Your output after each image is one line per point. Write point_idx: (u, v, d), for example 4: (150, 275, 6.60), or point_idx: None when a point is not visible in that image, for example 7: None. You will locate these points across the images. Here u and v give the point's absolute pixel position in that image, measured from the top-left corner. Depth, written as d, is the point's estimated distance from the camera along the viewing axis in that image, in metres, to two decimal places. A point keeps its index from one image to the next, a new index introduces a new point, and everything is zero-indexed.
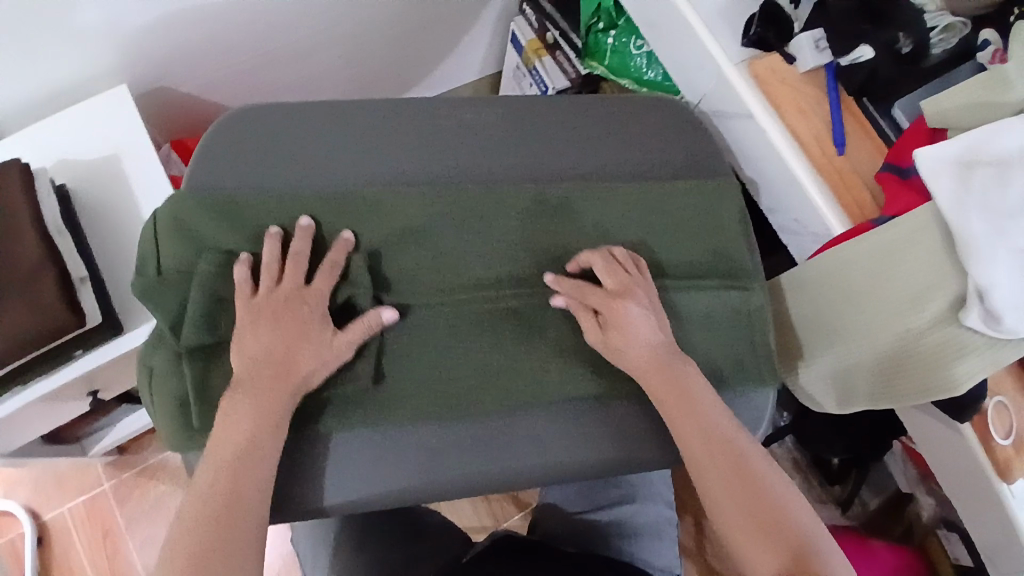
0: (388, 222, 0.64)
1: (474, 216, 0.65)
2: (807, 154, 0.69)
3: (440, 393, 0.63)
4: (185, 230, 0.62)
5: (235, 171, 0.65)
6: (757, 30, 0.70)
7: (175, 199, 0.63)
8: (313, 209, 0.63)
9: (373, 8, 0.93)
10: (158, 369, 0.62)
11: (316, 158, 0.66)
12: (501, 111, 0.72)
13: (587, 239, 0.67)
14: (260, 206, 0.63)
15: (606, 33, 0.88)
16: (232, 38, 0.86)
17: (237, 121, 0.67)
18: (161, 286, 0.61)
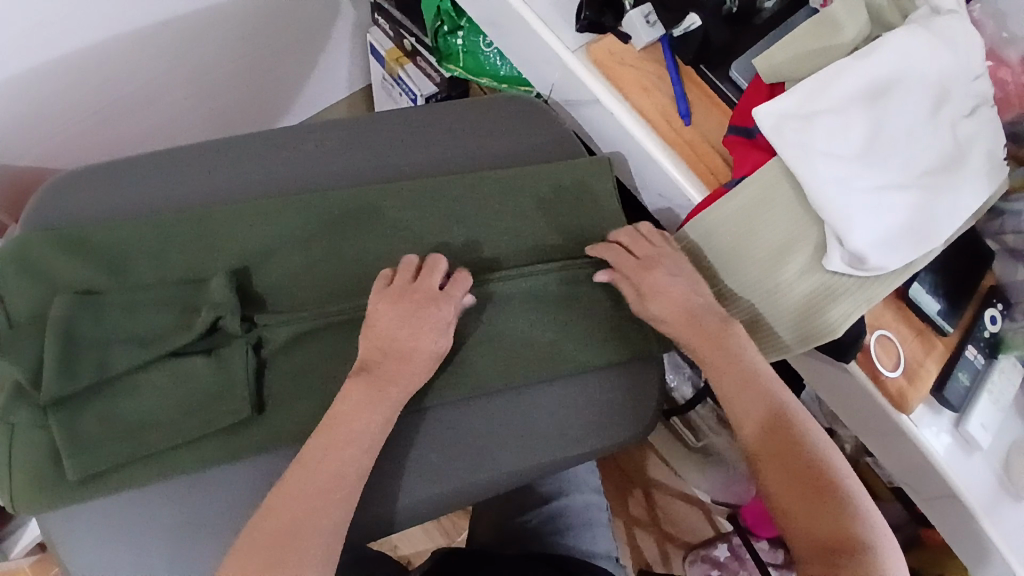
0: (251, 241, 0.61)
1: (332, 222, 0.63)
2: (656, 131, 0.69)
3: (458, 384, 0.63)
4: (34, 272, 0.58)
5: (80, 231, 0.59)
6: (587, 14, 0.68)
7: (19, 240, 0.58)
8: (171, 238, 0.60)
9: (215, 41, 0.89)
10: (14, 427, 0.54)
11: (166, 199, 0.64)
12: (348, 136, 0.70)
13: (466, 231, 0.67)
14: (112, 240, 0.59)
15: (454, 35, 0.86)
16: (64, 100, 0.81)
17: (73, 182, 0.64)
18: (13, 334, 0.55)
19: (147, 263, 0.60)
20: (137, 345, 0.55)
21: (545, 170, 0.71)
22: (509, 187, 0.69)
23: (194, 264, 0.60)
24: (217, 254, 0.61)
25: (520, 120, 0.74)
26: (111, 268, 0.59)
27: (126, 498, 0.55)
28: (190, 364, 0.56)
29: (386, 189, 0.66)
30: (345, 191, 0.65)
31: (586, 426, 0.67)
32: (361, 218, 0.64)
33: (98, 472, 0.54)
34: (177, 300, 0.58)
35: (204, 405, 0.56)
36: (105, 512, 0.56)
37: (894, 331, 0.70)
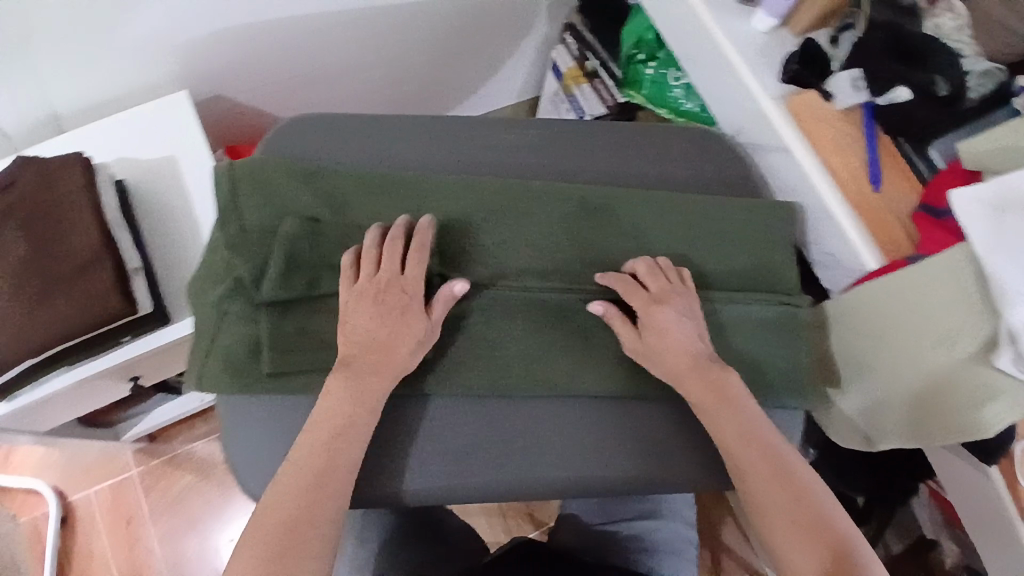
0: (454, 206, 0.66)
1: (526, 203, 0.67)
2: (843, 191, 0.70)
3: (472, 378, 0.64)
4: (267, 189, 0.65)
5: (312, 164, 0.67)
6: (795, 67, 0.71)
7: (262, 159, 0.66)
8: (388, 188, 0.66)
9: (416, 33, 0.98)
10: (224, 318, 0.62)
11: (380, 150, 0.69)
12: (541, 130, 0.73)
13: (641, 244, 0.68)
14: (341, 177, 0.66)
15: (647, 64, 0.89)
16: (285, 54, 0.91)
17: (304, 120, 0.70)
18: (245, 240, 0.63)
19: (360, 204, 0.65)
20: (344, 274, 0.62)
21: (728, 206, 0.69)
22: (639, 206, 0.68)
23: (396, 213, 0.66)
24: (422, 211, 0.66)
25: (705, 151, 0.74)
26: (328, 201, 0.65)
27: (298, 400, 0.62)
28: None
29: (573, 187, 0.68)
30: (535, 183, 0.69)
31: (711, 454, 0.67)
32: (548, 207, 0.67)
33: (285, 372, 0.61)
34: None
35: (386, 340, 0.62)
36: (277, 409, 0.62)
37: None
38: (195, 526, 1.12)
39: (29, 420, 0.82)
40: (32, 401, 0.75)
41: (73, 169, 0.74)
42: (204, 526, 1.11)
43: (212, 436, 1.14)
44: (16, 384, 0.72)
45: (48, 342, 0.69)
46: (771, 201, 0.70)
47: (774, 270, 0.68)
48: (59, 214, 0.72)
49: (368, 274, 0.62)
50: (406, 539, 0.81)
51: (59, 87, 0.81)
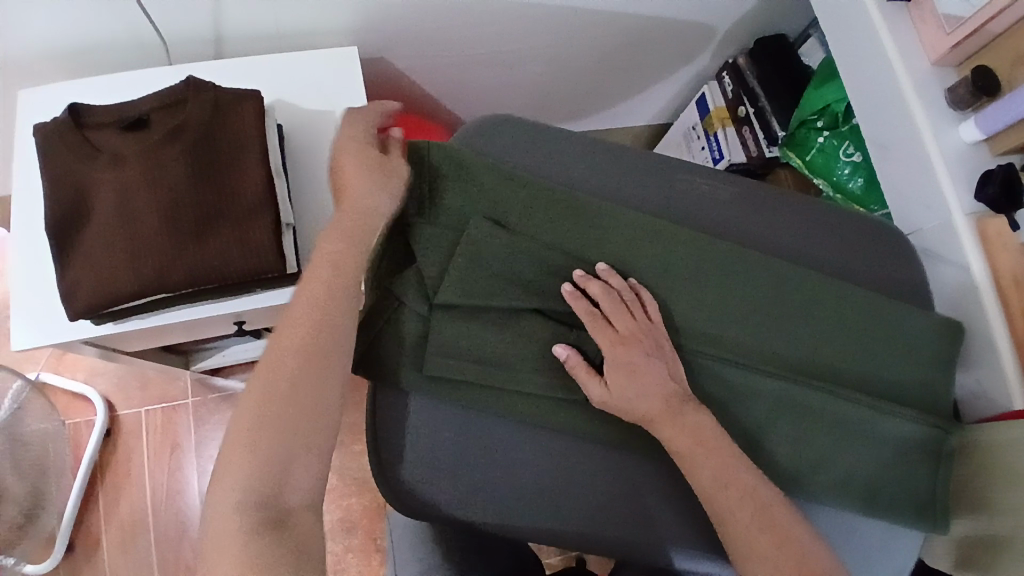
0: (635, 246, 0.64)
1: (708, 257, 0.65)
2: (1011, 326, 0.67)
3: (452, 385, 0.60)
4: (461, 187, 0.63)
5: (507, 169, 0.65)
6: (994, 191, 0.67)
7: (461, 154, 0.64)
8: (578, 213, 0.64)
9: (586, 41, 0.96)
10: (398, 309, 0.61)
11: (574, 171, 0.68)
12: (725, 187, 0.72)
13: (809, 327, 0.66)
14: (533, 192, 0.64)
15: (820, 132, 0.88)
16: (464, 32, 0.89)
17: (505, 125, 0.69)
18: (430, 236, 0.61)
19: (546, 223, 0.64)
20: (518, 292, 0.61)
21: (902, 310, 0.67)
22: (820, 293, 0.66)
23: (575, 239, 0.64)
24: (606, 243, 0.64)
25: (875, 252, 0.72)
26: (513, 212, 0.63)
27: (448, 406, 0.60)
28: (552, 327, 0.61)
29: (756, 255, 0.66)
30: (720, 242, 0.66)
31: None
32: (729, 273, 0.65)
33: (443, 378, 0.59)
34: (554, 269, 0.62)
35: (547, 369, 0.61)
36: (422, 410, 0.60)
37: None
38: None
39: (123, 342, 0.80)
40: (144, 327, 0.73)
41: (247, 110, 0.71)
42: None
43: None
44: (142, 309, 0.70)
45: (187, 277, 0.67)
46: (942, 317, 0.68)
47: (932, 387, 0.67)
48: (228, 156, 0.70)
49: (542, 296, 0.61)
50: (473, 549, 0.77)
51: (238, 14, 0.78)
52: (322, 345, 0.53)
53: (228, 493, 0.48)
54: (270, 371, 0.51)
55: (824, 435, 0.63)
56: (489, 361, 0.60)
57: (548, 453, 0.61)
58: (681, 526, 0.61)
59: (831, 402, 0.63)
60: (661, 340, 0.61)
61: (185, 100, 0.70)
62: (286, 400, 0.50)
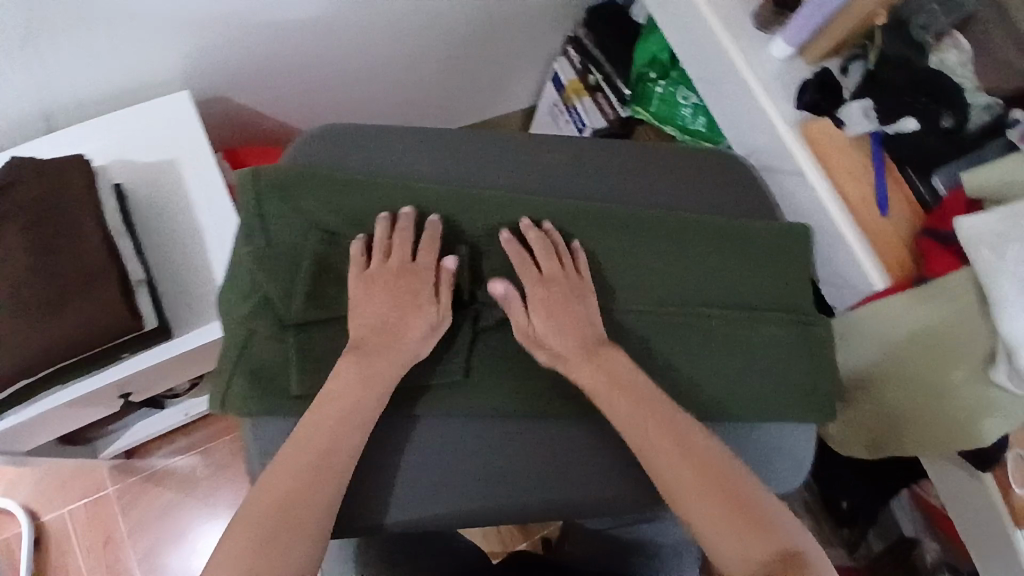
0: (481, 221, 0.65)
1: (555, 215, 0.67)
2: (855, 216, 0.73)
3: None
4: (290, 203, 0.62)
5: (339, 176, 0.64)
6: (812, 95, 0.75)
7: (284, 169, 0.63)
8: (418, 200, 0.64)
9: (430, 40, 0.97)
10: (251, 338, 0.59)
11: (417, 163, 0.69)
12: (567, 148, 0.74)
13: (669, 259, 0.68)
14: (367, 194, 0.64)
15: (656, 82, 0.92)
16: (298, 57, 0.89)
17: (331, 136, 0.69)
18: (273, 255, 0.60)
19: (384, 218, 0.63)
20: (373, 291, 0.61)
21: (749, 226, 0.71)
22: (673, 225, 0.69)
23: (422, 227, 0.64)
24: (451, 225, 0.65)
25: (720, 179, 0.76)
26: (352, 214, 0.63)
27: None
28: None
29: (606, 206, 0.69)
30: (563, 202, 0.69)
31: None
32: (581, 227, 0.68)
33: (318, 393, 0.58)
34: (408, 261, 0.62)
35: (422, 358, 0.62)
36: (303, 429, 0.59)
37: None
38: (176, 544, 1.06)
39: (10, 441, 0.77)
40: (25, 421, 0.71)
41: (77, 176, 0.70)
42: (186, 543, 1.06)
43: (193, 450, 1.09)
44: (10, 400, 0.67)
45: (49, 355, 0.65)
46: (790, 224, 0.72)
47: (797, 289, 0.71)
48: (62, 224, 0.68)
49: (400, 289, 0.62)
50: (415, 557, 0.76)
51: (57, 81, 0.76)
52: (326, 450, 0.55)
53: (247, 535, 0.51)
54: (284, 467, 0.54)
55: (705, 354, 0.66)
56: None
57: (441, 436, 0.63)
58: (580, 476, 0.64)
59: (700, 322, 0.67)
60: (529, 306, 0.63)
61: (14, 181, 0.69)
62: (293, 502, 0.52)
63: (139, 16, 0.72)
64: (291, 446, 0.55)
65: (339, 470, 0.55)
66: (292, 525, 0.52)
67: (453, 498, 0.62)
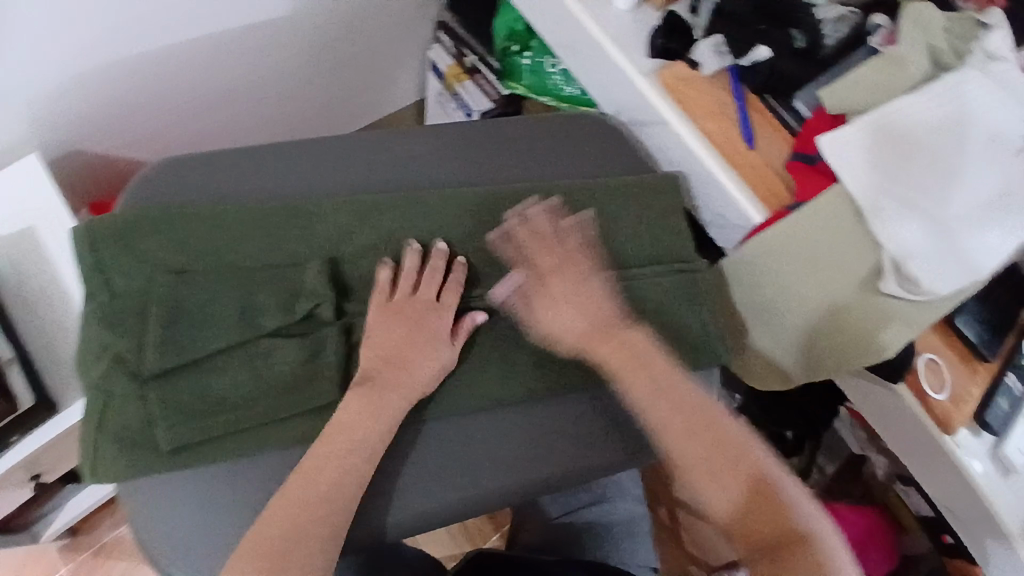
0: (336, 231, 0.63)
1: (412, 209, 0.66)
2: (721, 154, 0.73)
3: (199, 445, 0.57)
4: (131, 251, 0.59)
5: (182, 213, 0.61)
6: (660, 42, 0.74)
7: (118, 216, 0.60)
8: (265, 220, 0.62)
9: (291, 50, 0.96)
10: (110, 399, 0.57)
11: (270, 180, 0.67)
12: (426, 139, 0.73)
13: (535, 237, 0.69)
14: (210, 225, 0.61)
15: (522, 55, 0.92)
16: (153, 90, 0.86)
17: (170, 167, 0.66)
18: (118, 308, 0.58)
19: (232, 248, 0.61)
20: (229, 327, 0.58)
21: (607, 189, 0.73)
22: (531, 200, 0.70)
23: (273, 251, 0.61)
24: (305, 241, 0.62)
25: (588, 154, 0.77)
26: (195, 249, 0.60)
27: (211, 466, 0.58)
28: (281, 344, 0.59)
29: (464, 192, 0.68)
30: (425, 194, 0.67)
31: (640, 439, 0.67)
32: (437, 220, 0.67)
33: (189, 444, 0.56)
34: (265, 287, 0.59)
35: (293, 387, 0.59)
36: (184, 482, 0.57)
37: (941, 356, 0.73)
38: None
39: None
40: None
41: None
42: None
43: None
44: None
45: None
46: (654, 175, 0.75)
47: (665, 244, 0.73)
48: None
49: (258, 318, 0.59)
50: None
51: None
52: (338, 480, 0.56)
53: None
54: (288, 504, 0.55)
55: None
56: (225, 405, 0.57)
57: None
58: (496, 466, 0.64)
59: None
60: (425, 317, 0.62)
61: None
62: (289, 546, 0.53)
63: None
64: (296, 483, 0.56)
65: (334, 507, 0.55)
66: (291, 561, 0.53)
67: (370, 513, 0.62)
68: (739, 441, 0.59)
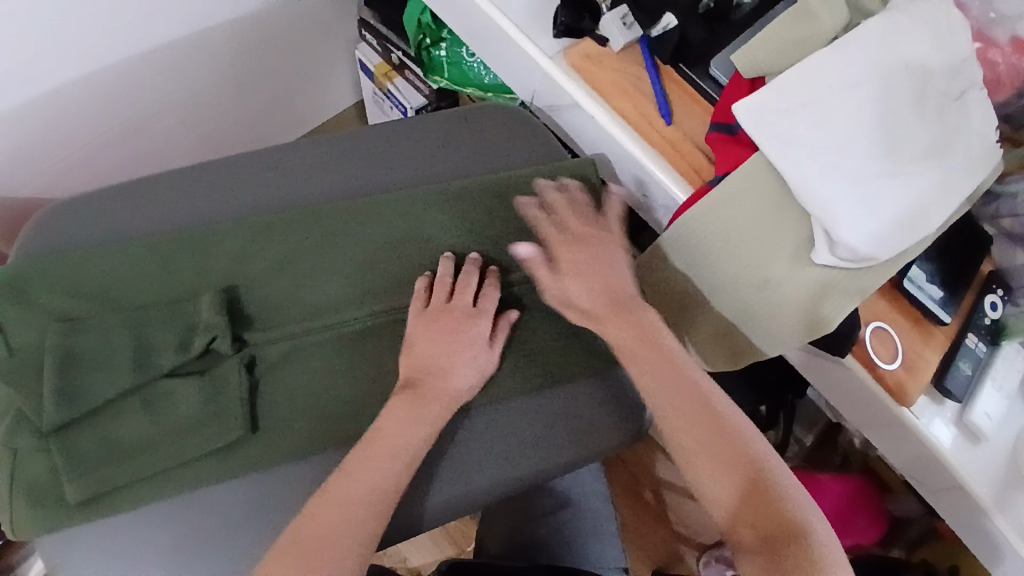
0: (231, 258, 0.61)
1: (312, 225, 0.63)
2: (638, 132, 0.69)
3: (109, 497, 0.54)
4: (22, 301, 0.57)
5: (70, 257, 0.59)
6: (565, 20, 0.69)
7: (10, 267, 0.58)
8: (157, 254, 0.60)
9: (209, 65, 0.93)
10: (15, 457, 0.54)
11: (166, 212, 0.65)
12: (329, 149, 0.71)
13: (448, 240, 0.66)
14: (101, 267, 0.59)
15: (437, 46, 0.88)
16: (67, 125, 0.85)
17: (65, 208, 0.65)
18: (13, 365, 0.55)
19: (126, 288, 0.59)
20: (124, 370, 0.55)
21: (523, 179, 0.70)
22: (439, 202, 0.67)
23: (171, 287, 0.60)
24: (199, 273, 0.60)
25: (505, 151, 0.74)
26: (89, 293, 0.58)
27: (129, 513, 0.55)
28: (182, 383, 0.56)
29: (367, 201, 0.66)
30: (324, 206, 0.65)
31: (570, 446, 0.65)
32: (340, 232, 0.64)
33: (98, 495, 0.54)
34: (161, 325, 0.56)
35: (197, 427, 0.55)
36: (104, 531, 0.56)
37: (891, 323, 0.69)
38: None
39: None
40: None
41: None
42: None
43: None
44: None
45: None
46: (574, 162, 0.71)
47: None
48: None
49: (155, 358, 0.55)
50: None
51: None
52: (379, 478, 0.54)
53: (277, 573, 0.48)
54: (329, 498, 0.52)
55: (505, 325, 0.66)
56: (131, 452, 0.54)
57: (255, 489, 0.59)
58: (418, 485, 0.62)
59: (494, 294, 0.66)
60: (433, 330, 0.60)
61: None
62: (326, 537, 0.50)
63: None
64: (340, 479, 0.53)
65: (376, 506, 0.53)
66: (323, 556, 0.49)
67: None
68: (724, 416, 0.55)
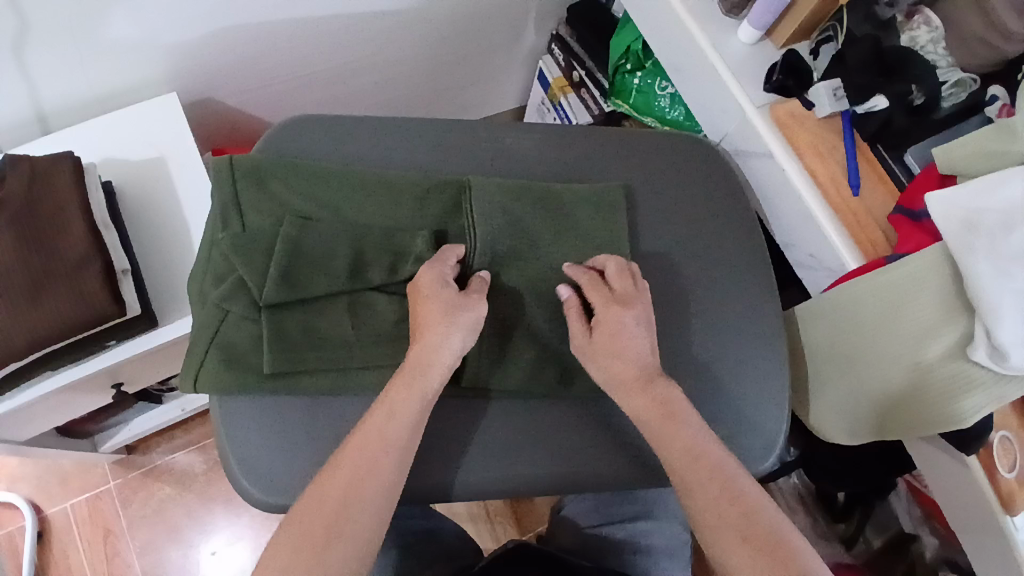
0: (447, 205, 0.67)
1: (525, 196, 0.69)
2: (824, 195, 0.74)
3: (293, 377, 0.61)
4: (265, 190, 0.65)
5: (311, 163, 0.66)
6: (777, 78, 0.76)
7: (261, 157, 0.66)
8: (387, 182, 0.67)
9: (417, 38, 1.01)
10: (225, 317, 0.62)
11: (393, 146, 0.72)
12: (532, 132, 0.75)
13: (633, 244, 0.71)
14: (337, 180, 0.66)
15: (632, 74, 0.96)
16: (285, 57, 0.93)
17: (307, 120, 0.72)
18: (247, 240, 0.62)
19: (352, 203, 0.65)
20: (341, 273, 0.62)
21: (703, 210, 0.75)
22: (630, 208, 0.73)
23: (393, 212, 0.66)
24: (417, 208, 0.66)
25: (692, 177, 0.76)
26: (318, 198, 0.65)
27: (305, 396, 0.61)
28: (386, 299, 0.63)
29: (571, 189, 0.70)
30: (541, 185, 0.70)
31: None
32: (554, 213, 0.69)
33: (286, 372, 0.60)
34: (376, 248, 0.64)
35: (389, 341, 0.62)
36: (276, 405, 0.62)
37: (1016, 434, 0.69)
38: (176, 537, 1.08)
39: (6, 430, 0.79)
40: (20, 406, 0.74)
41: (65, 170, 0.72)
42: (185, 538, 1.08)
43: (193, 446, 1.12)
44: (8, 381, 0.71)
45: (47, 339, 0.69)
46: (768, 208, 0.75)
47: (758, 273, 0.74)
48: (50, 215, 0.71)
49: (368, 272, 0.63)
50: (400, 540, 0.78)
51: (51, 87, 0.80)
52: (378, 475, 0.54)
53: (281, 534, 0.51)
54: (330, 492, 0.52)
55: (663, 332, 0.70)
56: (324, 344, 0.61)
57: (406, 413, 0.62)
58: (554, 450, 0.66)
59: (664, 299, 0.71)
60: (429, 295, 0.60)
61: (6, 173, 0.71)
62: (314, 513, 0.52)
63: (114, 14, 0.74)
64: (289, 521, 0.52)
65: (361, 500, 0.53)
66: (314, 527, 0.51)
67: (418, 475, 0.65)
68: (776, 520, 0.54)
